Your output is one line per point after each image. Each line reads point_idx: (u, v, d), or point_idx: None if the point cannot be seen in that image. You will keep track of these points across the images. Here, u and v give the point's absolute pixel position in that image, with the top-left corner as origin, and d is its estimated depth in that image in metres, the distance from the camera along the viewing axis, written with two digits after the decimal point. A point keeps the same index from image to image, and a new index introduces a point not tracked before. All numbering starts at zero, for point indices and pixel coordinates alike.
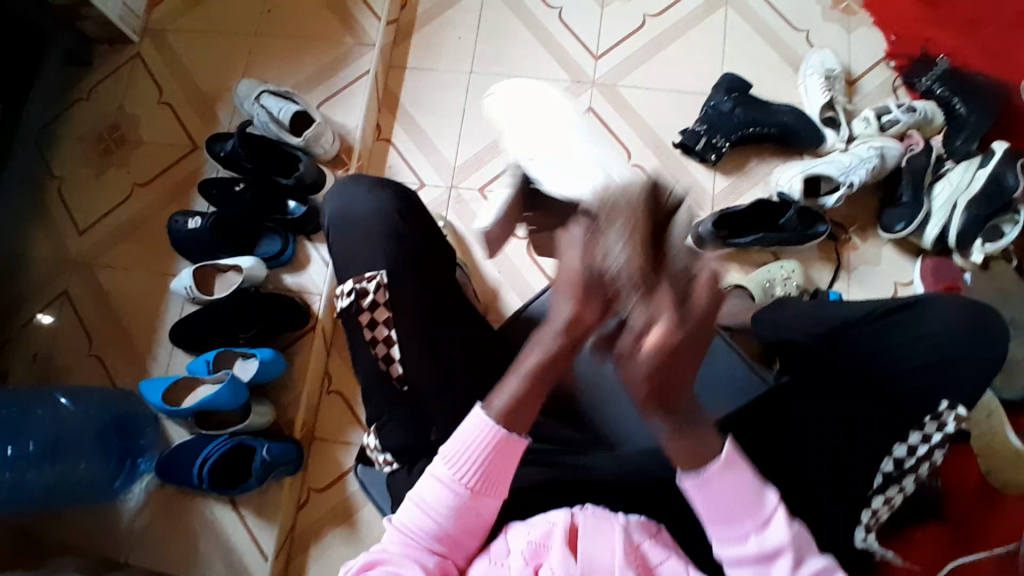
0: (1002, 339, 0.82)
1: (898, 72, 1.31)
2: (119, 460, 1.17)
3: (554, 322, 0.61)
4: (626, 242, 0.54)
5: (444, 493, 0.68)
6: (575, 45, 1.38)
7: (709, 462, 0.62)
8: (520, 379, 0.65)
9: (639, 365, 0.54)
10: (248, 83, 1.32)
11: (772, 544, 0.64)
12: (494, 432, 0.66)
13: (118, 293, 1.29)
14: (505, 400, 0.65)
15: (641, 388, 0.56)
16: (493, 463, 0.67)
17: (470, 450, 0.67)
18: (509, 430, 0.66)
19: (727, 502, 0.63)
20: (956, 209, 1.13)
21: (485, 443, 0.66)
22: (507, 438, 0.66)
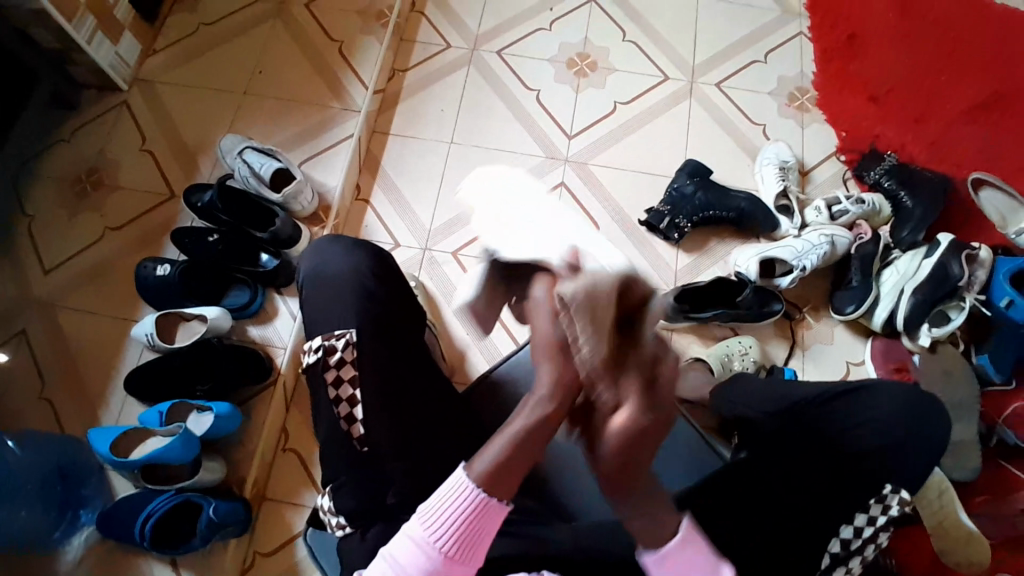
0: (941, 423, 0.86)
1: (848, 165, 1.40)
2: (60, 510, 1.11)
3: (539, 386, 0.62)
4: (590, 338, 0.56)
5: (417, 555, 0.62)
6: (551, 124, 1.46)
7: (667, 539, 0.62)
8: (502, 446, 0.62)
9: (610, 437, 0.56)
10: (232, 138, 1.35)
11: None
12: (476, 497, 0.62)
13: (78, 335, 1.26)
14: (487, 463, 0.62)
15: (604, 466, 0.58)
16: (470, 531, 0.62)
17: (451, 511, 0.62)
18: (490, 495, 0.62)
19: (687, 573, 0.63)
20: (903, 294, 1.20)
21: (466, 505, 0.62)
22: (488, 503, 0.62)
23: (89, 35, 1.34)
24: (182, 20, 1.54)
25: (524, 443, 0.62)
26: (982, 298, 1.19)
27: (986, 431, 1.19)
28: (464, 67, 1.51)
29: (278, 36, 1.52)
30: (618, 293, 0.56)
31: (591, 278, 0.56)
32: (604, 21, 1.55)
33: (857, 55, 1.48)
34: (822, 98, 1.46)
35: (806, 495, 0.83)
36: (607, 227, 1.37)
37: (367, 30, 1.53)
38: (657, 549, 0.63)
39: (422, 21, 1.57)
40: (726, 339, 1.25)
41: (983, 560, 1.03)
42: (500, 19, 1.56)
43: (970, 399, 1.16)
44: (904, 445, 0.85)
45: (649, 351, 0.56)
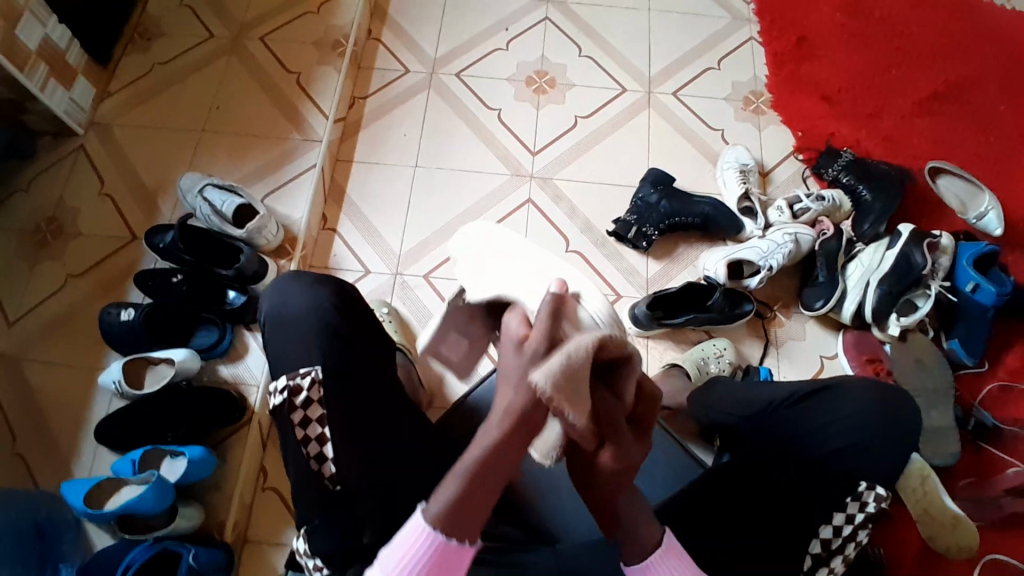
0: (914, 415, 0.87)
1: (806, 164, 1.43)
2: (38, 566, 1.06)
3: (497, 406, 0.57)
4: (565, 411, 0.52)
5: None
6: (514, 142, 1.47)
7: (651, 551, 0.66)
8: (459, 482, 0.57)
9: (578, 372, 0.50)
10: (191, 176, 1.34)
11: None
12: (435, 540, 0.59)
13: (42, 389, 1.23)
14: (442, 505, 0.58)
15: (574, 403, 0.50)
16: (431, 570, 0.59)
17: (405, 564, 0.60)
18: (448, 537, 0.59)
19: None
20: (870, 285, 1.22)
21: (424, 555, 0.59)
22: (447, 546, 0.59)
23: (42, 82, 1.33)
24: (137, 61, 1.53)
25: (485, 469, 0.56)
26: (948, 284, 1.22)
27: (963, 415, 1.19)
28: (424, 91, 1.52)
29: (235, 71, 1.52)
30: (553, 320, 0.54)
31: (543, 317, 0.55)
32: (560, 38, 1.57)
33: (808, 56, 1.51)
34: (777, 100, 1.49)
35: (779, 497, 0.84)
36: (576, 240, 1.37)
37: (324, 60, 1.53)
38: (643, 558, 0.66)
39: (379, 47, 1.58)
40: (700, 343, 1.25)
41: (971, 543, 1.04)
42: (456, 41, 1.57)
43: (943, 386, 1.18)
44: (879, 440, 0.85)
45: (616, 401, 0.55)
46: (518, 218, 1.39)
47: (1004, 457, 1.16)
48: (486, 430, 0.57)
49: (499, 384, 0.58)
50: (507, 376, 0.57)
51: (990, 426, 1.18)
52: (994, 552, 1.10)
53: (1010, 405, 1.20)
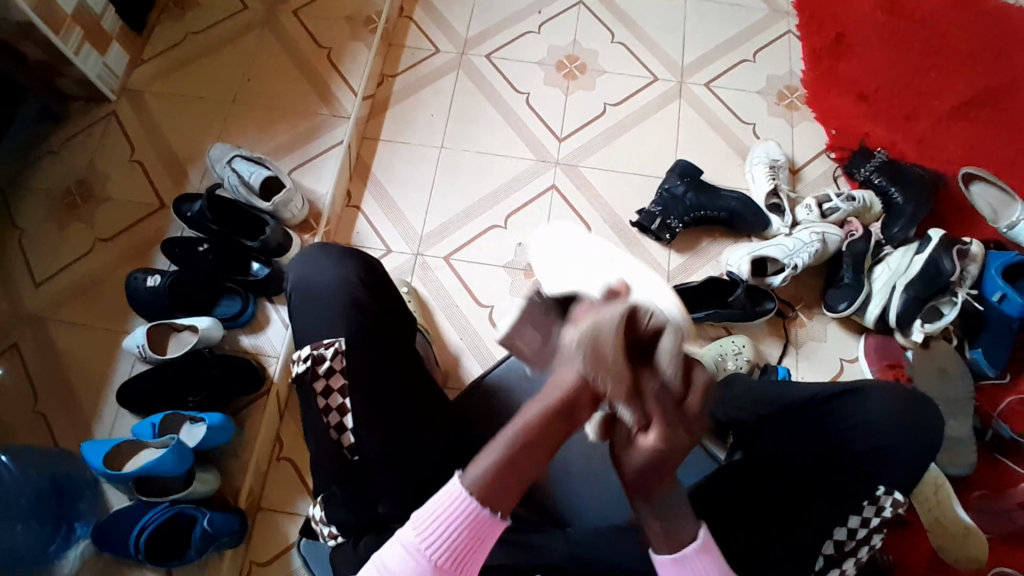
0: (938, 423, 0.86)
1: (838, 163, 1.41)
2: (56, 524, 1.08)
3: (551, 382, 0.55)
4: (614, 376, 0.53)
5: (407, 562, 0.62)
6: (541, 128, 1.46)
7: (687, 543, 0.66)
8: (499, 452, 0.56)
9: (637, 458, 0.58)
10: (222, 147, 1.35)
11: None
12: (471, 505, 0.59)
13: (68, 350, 1.25)
14: (482, 472, 0.58)
15: (629, 470, 0.60)
16: (465, 539, 0.60)
17: (442, 523, 0.60)
18: (485, 507, 0.59)
19: None
20: (896, 290, 1.20)
21: (459, 519, 0.60)
22: (481, 515, 0.59)
23: (77, 47, 1.34)
24: (170, 30, 1.53)
25: (527, 444, 0.55)
26: (975, 292, 1.20)
27: (982, 426, 1.18)
28: (453, 72, 1.51)
29: (267, 44, 1.52)
30: (625, 320, 0.55)
31: (594, 322, 0.55)
32: (593, 24, 1.55)
33: (845, 52, 1.48)
34: (812, 96, 1.47)
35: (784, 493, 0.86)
36: (598, 229, 1.37)
37: (355, 36, 1.53)
38: (673, 552, 0.66)
39: (410, 26, 1.57)
40: (719, 339, 1.25)
41: (980, 553, 1.04)
42: (488, 23, 1.56)
43: (964, 395, 1.16)
44: (895, 443, 0.85)
45: (670, 380, 0.55)
46: (542, 205, 1.39)
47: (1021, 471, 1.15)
48: (526, 412, 0.56)
49: (560, 360, 0.56)
50: (567, 361, 0.55)
51: (1006, 439, 1.16)
52: (1002, 563, 1.09)
53: None
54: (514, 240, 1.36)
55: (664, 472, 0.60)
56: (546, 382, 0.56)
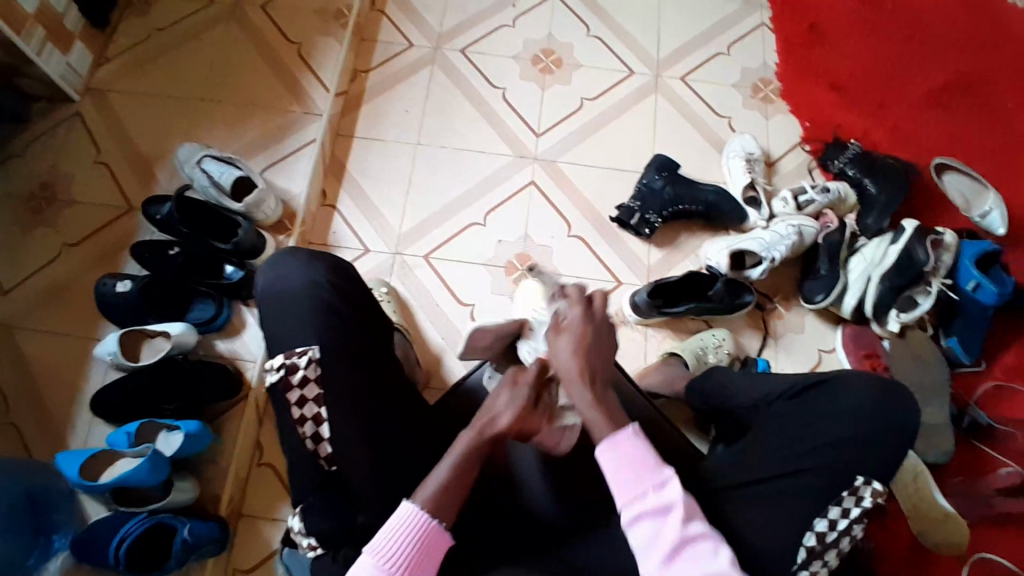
0: (914, 409, 0.87)
1: (813, 156, 1.41)
2: (32, 536, 1.05)
3: (480, 419, 0.80)
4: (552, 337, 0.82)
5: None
6: (518, 122, 1.44)
7: (620, 427, 0.77)
8: (449, 467, 0.76)
9: (565, 340, 0.81)
10: (191, 147, 1.32)
11: (668, 499, 0.73)
12: (423, 517, 0.73)
13: (38, 359, 1.22)
14: (431, 489, 0.75)
15: (572, 360, 0.80)
16: (420, 552, 0.72)
17: (399, 539, 0.72)
18: (437, 519, 0.73)
19: (631, 463, 0.75)
20: (870, 282, 1.21)
21: (414, 531, 0.72)
22: (432, 524, 0.73)
23: (38, 46, 1.29)
24: (133, 27, 1.49)
25: (468, 458, 0.77)
26: (950, 282, 1.21)
27: (959, 413, 1.21)
28: (428, 67, 1.49)
29: (236, 40, 1.48)
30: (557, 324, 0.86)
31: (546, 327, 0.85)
32: (567, 17, 1.54)
33: (818, 43, 1.49)
34: (786, 88, 1.47)
35: (767, 486, 0.85)
36: (578, 224, 1.36)
37: (326, 31, 1.50)
38: (612, 433, 0.76)
39: (382, 20, 1.54)
40: (699, 333, 1.25)
41: (959, 538, 1.06)
42: (461, 17, 1.54)
43: (939, 382, 1.18)
44: (872, 434, 0.85)
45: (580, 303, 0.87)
46: (521, 200, 1.38)
47: (996, 455, 1.17)
48: (464, 438, 0.78)
49: (484, 404, 0.82)
50: (497, 401, 0.82)
51: (984, 426, 1.19)
52: (983, 547, 1.11)
53: (1004, 404, 1.21)
54: (493, 236, 1.35)
55: (601, 362, 0.81)
56: (473, 421, 0.81)
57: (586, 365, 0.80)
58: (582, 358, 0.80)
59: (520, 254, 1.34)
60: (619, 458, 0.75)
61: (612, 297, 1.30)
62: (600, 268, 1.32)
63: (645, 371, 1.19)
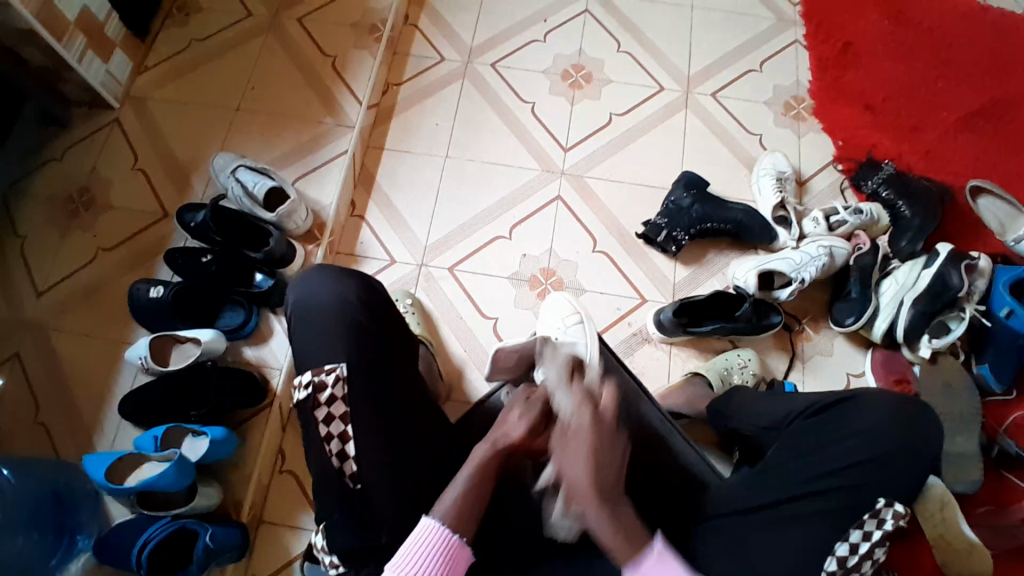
0: (939, 430, 0.85)
1: (846, 175, 1.40)
2: (57, 536, 1.07)
3: (495, 435, 0.83)
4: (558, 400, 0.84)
5: None
6: (546, 137, 1.45)
7: (647, 556, 0.73)
8: (467, 476, 0.77)
9: (574, 449, 0.75)
10: (225, 157, 1.35)
11: None
12: (444, 532, 0.73)
13: (70, 359, 1.25)
14: (451, 501, 0.75)
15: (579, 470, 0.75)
16: (441, 567, 0.72)
17: (420, 558, 0.72)
18: (460, 535, 0.74)
19: None
20: (903, 305, 1.18)
21: (436, 547, 0.72)
22: (454, 540, 0.73)
23: (80, 54, 1.33)
24: (173, 38, 1.53)
25: (484, 468, 0.78)
26: (983, 308, 1.18)
27: (988, 441, 1.17)
28: (459, 81, 1.51)
29: (272, 51, 1.51)
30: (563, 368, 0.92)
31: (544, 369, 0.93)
32: (598, 33, 1.54)
33: (852, 63, 1.47)
34: (819, 106, 1.45)
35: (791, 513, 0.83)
36: (603, 239, 1.36)
37: (360, 44, 1.52)
38: (636, 568, 0.72)
39: (415, 34, 1.56)
40: (724, 352, 1.24)
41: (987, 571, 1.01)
42: (493, 32, 1.55)
43: (972, 411, 1.15)
44: (894, 455, 0.82)
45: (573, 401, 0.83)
46: (547, 214, 1.38)
47: None
48: (478, 450, 0.80)
49: (502, 422, 0.84)
50: (515, 419, 0.84)
51: (1014, 455, 1.15)
52: None
53: None
54: (518, 250, 1.35)
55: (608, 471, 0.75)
56: (488, 436, 0.83)
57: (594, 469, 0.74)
58: (592, 470, 0.74)
59: (544, 268, 1.34)
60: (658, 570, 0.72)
61: (637, 314, 1.29)
62: (625, 284, 1.32)
63: (666, 391, 1.18)
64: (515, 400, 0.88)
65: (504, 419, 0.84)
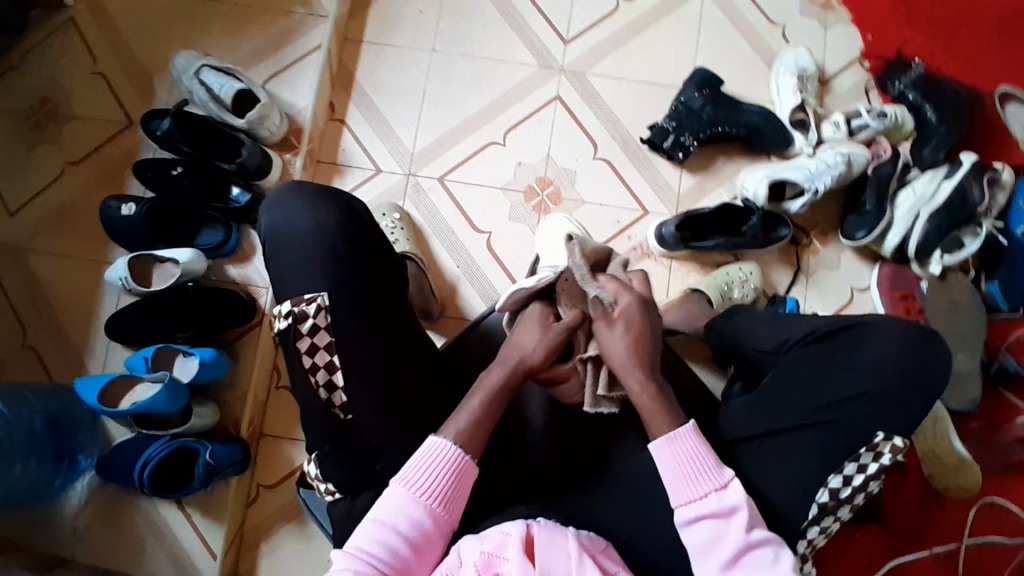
0: (947, 356, 0.80)
1: (872, 73, 1.26)
2: (57, 459, 1.11)
3: (509, 352, 0.80)
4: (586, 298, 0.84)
5: (403, 509, 0.71)
6: (544, 27, 1.30)
7: (681, 428, 0.76)
8: (479, 400, 0.77)
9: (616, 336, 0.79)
10: (186, 57, 1.22)
11: (728, 504, 0.72)
12: (454, 450, 0.74)
13: (50, 281, 1.21)
14: (460, 427, 0.76)
15: (620, 346, 0.78)
16: (451, 485, 0.73)
17: (433, 471, 0.73)
18: (466, 453, 0.74)
19: (688, 462, 0.74)
20: (919, 219, 1.11)
21: (446, 463, 0.73)
22: (464, 459, 0.74)
23: None
24: None
25: (500, 390, 0.78)
26: (1000, 225, 1.13)
27: (988, 359, 1.14)
28: None
29: None
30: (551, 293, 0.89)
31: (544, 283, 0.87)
32: None
33: None
34: None
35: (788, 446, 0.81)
36: (604, 145, 1.26)
37: None
38: (671, 432, 0.76)
39: None
40: (726, 266, 1.18)
41: (970, 484, 1.07)
42: None
43: (978, 328, 1.12)
44: (899, 386, 0.79)
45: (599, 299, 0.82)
46: (544, 117, 1.27)
47: None
48: (492, 373, 0.79)
49: (513, 343, 0.81)
50: (528, 337, 0.81)
51: (1013, 373, 1.12)
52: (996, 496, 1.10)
53: None
54: (513, 158, 1.26)
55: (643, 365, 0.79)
56: (499, 358, 0.80)
57: (634, 351, 0.78)
58: (633, 352, 0.78)
59: (540, 178, 1.25)
60: (670, 448, 0.75)
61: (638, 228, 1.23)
62: (627, 195, 1.24)
63: (666, 307, 1.14)
64: (524, 321, 0.83)
65: (515, 339, 0.81)
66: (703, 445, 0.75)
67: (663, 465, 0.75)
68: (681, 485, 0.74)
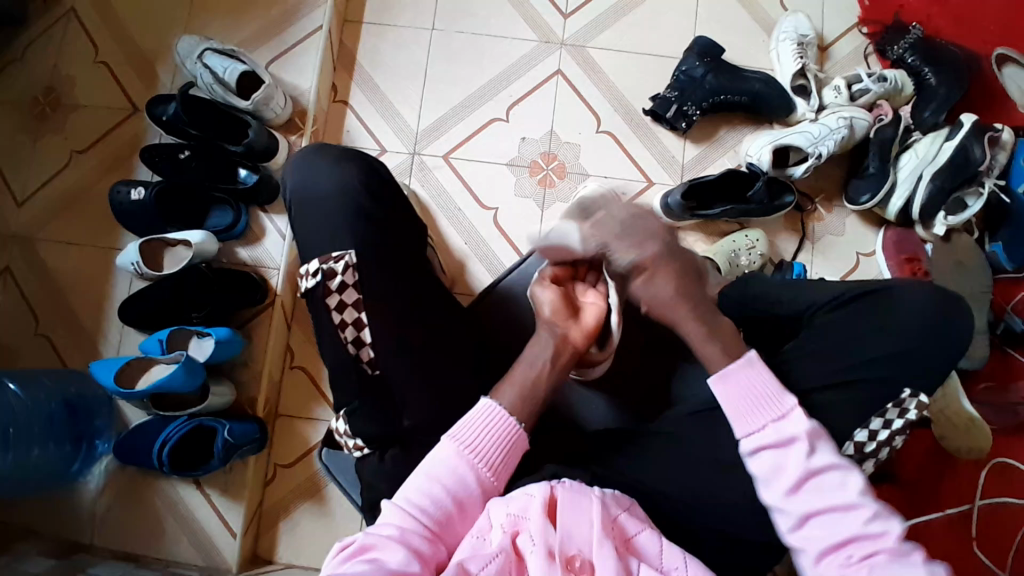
0: (968, 315, 0.82)
1: (870, 38, 1.27)
2: (75, 443, 1.12)
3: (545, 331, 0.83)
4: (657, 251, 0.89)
5: (454, 468, 0.69)
6: (543, 2, 1.30)
7: (740, 361, 0.74)
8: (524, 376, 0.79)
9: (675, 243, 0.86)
10: (190, 41, 1.22)
11: (795, 433, 0.68)
12: (503, 415, 0.73)
13: (62, 269, 1.22)
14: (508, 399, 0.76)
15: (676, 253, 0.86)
16: (504, 449, 0.72)
17: (484, 433, 0.72)
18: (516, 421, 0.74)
19: (751, 393, 0.72)
20: (922, 180, 1.13)
21: (502, 424, 0.72)
22: (514, 425, 0.73)
23: None
24: None
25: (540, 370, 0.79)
26: (1002, 183, 1.13)
27: (994, 319, 1.15)
28: None
29: None
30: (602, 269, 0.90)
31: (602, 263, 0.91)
32: None
33: None
34: None
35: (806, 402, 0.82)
36: (608, 119, 1.27)
37: None
38: (736, 360, 0.74)
39: None
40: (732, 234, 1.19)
41: (980, 446, 1.07)
42: None
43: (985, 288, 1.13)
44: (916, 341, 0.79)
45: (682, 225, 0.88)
46: (547, 92, 1.28)
47: None
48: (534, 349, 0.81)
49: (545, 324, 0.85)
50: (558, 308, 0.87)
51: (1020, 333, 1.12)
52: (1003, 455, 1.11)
53: None
54: (517, 133, 1.27)
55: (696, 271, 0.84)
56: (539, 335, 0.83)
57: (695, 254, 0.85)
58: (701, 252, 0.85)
59: (545, 153, 1.26)
60: (739, 386, 0.72)
61: (643, 198, 1.24)
62: (632, 167, 1.25)
63: None
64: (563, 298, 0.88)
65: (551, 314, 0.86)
66: (780, 393, 0.71)
67: (751, 447, 0.70)
68: (768, 462, 0.69)
